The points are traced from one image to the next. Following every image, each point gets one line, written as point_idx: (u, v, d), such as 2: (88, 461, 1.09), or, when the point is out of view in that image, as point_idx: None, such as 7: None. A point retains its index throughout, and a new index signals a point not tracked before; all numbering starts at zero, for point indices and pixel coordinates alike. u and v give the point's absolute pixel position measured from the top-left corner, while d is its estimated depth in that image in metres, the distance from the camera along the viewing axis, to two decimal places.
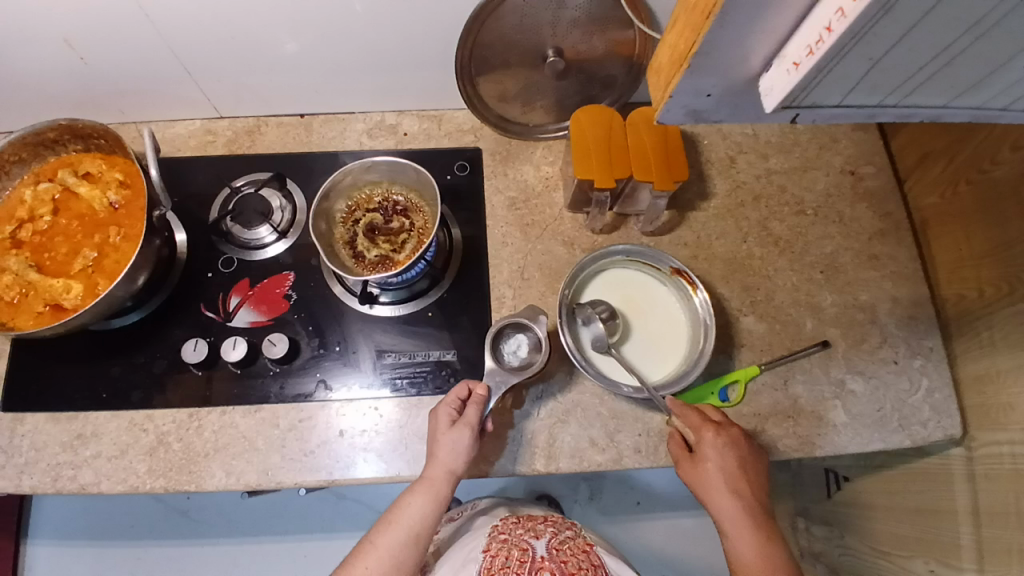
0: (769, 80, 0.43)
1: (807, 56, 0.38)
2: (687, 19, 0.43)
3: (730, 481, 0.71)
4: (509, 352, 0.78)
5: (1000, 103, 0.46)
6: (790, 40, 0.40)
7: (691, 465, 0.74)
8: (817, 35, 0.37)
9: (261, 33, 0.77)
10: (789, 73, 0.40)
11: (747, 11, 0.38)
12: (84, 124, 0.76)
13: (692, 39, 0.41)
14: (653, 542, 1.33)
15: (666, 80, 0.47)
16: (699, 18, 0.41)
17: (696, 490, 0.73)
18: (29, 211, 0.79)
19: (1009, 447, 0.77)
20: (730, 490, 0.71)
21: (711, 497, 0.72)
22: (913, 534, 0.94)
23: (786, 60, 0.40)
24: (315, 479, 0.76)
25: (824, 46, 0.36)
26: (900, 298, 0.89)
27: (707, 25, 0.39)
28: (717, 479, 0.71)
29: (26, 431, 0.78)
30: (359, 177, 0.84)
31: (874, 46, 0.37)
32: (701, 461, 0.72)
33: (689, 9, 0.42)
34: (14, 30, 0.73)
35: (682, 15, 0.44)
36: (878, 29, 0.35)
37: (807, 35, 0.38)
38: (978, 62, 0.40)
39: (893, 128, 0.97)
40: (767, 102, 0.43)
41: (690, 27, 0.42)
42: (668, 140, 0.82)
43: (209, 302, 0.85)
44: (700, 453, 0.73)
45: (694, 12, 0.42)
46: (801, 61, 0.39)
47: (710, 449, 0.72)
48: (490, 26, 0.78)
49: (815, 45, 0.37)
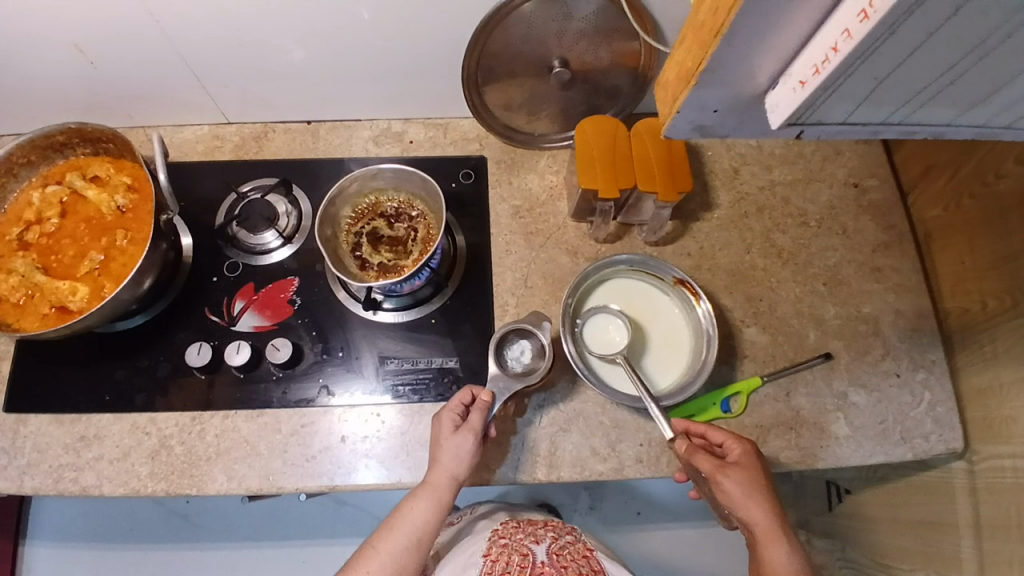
0: (775, 97, 0.43)
1: (813, 74, 0.38)
2: (695, 35, 0.44)
3: (771, 490, 0.69)
4: (512, 358, 0.78)
5: (1003, 122, 0.47)
6: (796, 58, 0.40)
7: (735, 469, 0.69)
8: (823, 54, 0.37)
9: (270, 41, 0.78)
10: (796, 91, 0.40)
11: (754, 29, 0.39)
12: (93, 127, 0.77)
13: (700, 55, 0.42)
14: (652, 551, 1.33)
15: (673, 94, 0.48)
16: (706, 36, 0.41)
17: (735, 494, 0.68)
18: (36, 213, 0.80)
19: (1011, 461, 0.77)
20: (772, 498, 0.68)
21: (757, 503, 0.67)
22: (914, 547, 0.94)
23: (792, 78, 0.41)
24: (317, 484, 0.76)
25: (830, 66, 0.37)
26: (903, 311, 0.89)
27: (715, 43, 0.40)
28: (761, 486, 0.69)
29: (29, 432, 0.78)
30: (365, 183, 0.84)
31: (879, 66, 0.37)
32: (749, 467, 0.69)
33: (697, 25, 0.43)
34: (26, 35, 0.73)
35: (690, 31, 0.45)
36: (884, 49, 0.35)
37: (813, 54, 0.38)
38: (982, 81, 0.40)
39: (896, 142, 0.97)
40: (773, 119, 0.44)
41: (697, 44, 0.42)
42: (673, 151, 0.83)
43: (214, 306, 0.85)
44: (744, 459, 0.70)
45: (702, 29, 0.42)
46: (806, 79, 0.39)
47: (754, 457, 0.71)
48: (497, 36, 0.79)
49: (821, 63, 0.37)
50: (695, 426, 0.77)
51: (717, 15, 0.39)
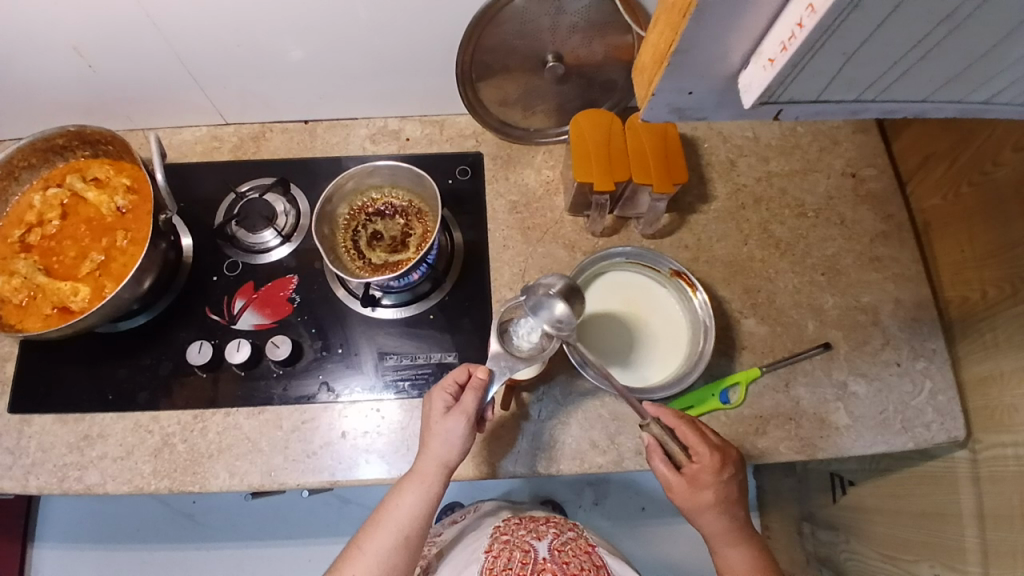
0: (747, 77, 0.43)
1: (781, 52, 0.39)
2: (666, 17, 0.44)
3: (724, 504, 0.71)
4: (520, 336, 0.76)
5: (982, 98, 0.46)
6: (765, 37, 0.41)
7: (689, 490, 0.70)
8: (790, 31, 0.37)
9: (267, 40, 0.78)
10: (765, 69, 0.41)
11: (722, 9, 0.39)
12: (92, 130, 0.78)
13: (670, 37, 0.42)
14: (657, 547, 1.32)
15: (649, 77, 0.47)
16: (676, 17, 0.41)
17: (691, 511, 0.71)
18: (38, 215, 0.81)
19: (1013, 449, 0.76)
20: (728, 510, 0.71)
21: (701, 518, 0.71)
22: (918, 538, 0.93)
23: (762, 56, 0.41)
24: (318, 480, 0.77)
25: (797, 42, 0.37)
26: (903, 300, 0.88)
27: (684, 23, 0.40)
28: (712, 504, 0.70)
29: (33, 432, 0.79)
30: (362, 181, 0.85)
31: (846, 41, 0.37)
32: (702, 488, 0.70)
33: (668, 8, 0.43)
34: (23, 39, 0.74)
35: (662, 14, 0.45)
36: (849, 23, 0.35)
37: (780, 31, 0.38)
38: (954, 56, 0.40)
39: (894, 130, 0.97)
40: (745, 98, 0.44)
41: (669, 27, 0.43)
42: (668, 142, 0.83)
43: (215, 305, 0.86)
44: (702, 480, 0.70)
45: (672, 11, 0.42)
46: (776, 57, 0.39)
47: (712, 477, 0.70)
48: (490, 32, 0.79)
49: (788, 40, 0.38)
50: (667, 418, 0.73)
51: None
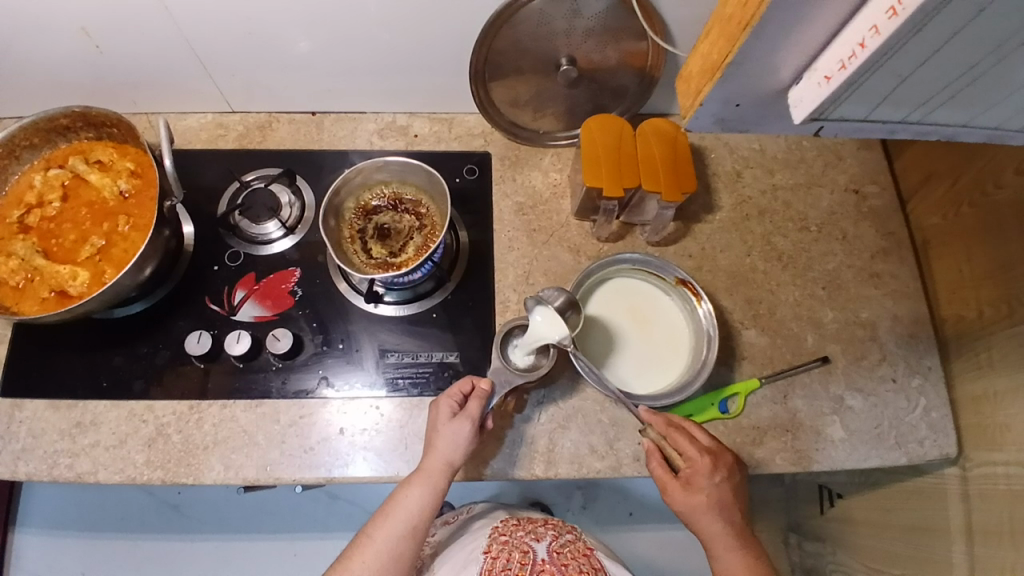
0: (799, 92, 0.44)
1: (838, 70, 0.40)
2: (721, 29, 0.45)
3: (721, 509, 0.71)
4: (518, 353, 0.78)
5: (1017, 124, 0.47)
6: (822, 52, 0.42)
7: (681, 491, 0.71)
8: (850, 50, 0.38)
9: (277, 29, 0.78)
10: (820, 86, 0.42)
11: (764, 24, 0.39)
12: (98, 112, 0.76)
13: (728, 48, 0.43)
14: (644, 552, 1.33)
15: (697, 87, 0.49)
16: (734, 29, 0.43)
17: (686, 514, 0.72)
18: (37, 196, 0.79)
19: (1005, 468, 0.77)
20: (722, 515, 0.71)
21: (697, 522, 0.71)
22: (904, 552, 0.95)
23: (817, 73, 0.42)
24: (314, 476, 0.76)
25: (857, 61, 0.38)
26: (901, 316, 0.89)
27: (744, 36, 0.41)
28: (706, 508, 0.71)
29: (24, 417, 0.78)
30: (370, 175, 0.84)
31: (902, 64, 0.38)
32: (694, 491, 0.71)
33: (725, 19, 0.45)
34: (31, 19, 0.73)
35: (717, 25, 0.46)
36: (908, 47, 0.36)
37: (839, 50, 0.39)
38: (999, 83, 0.40)
39: (897, 149, 0.98)
40: (796, 114, 0.45)
41: (724, 38, 0.44)
42: (678, 151, 0.83)
43: (214, 295, 0.85)
44: (693, 483, 0.71)
45: (730, 23, 0.44)
46: (832, 74, 0.40)
47: (705, 479, 0.71)
48: (505, 32, 0.79)
49: (847, 59, 0.39)
50: (658, 424, 0.75)
51: (746, 10, 0.41)
